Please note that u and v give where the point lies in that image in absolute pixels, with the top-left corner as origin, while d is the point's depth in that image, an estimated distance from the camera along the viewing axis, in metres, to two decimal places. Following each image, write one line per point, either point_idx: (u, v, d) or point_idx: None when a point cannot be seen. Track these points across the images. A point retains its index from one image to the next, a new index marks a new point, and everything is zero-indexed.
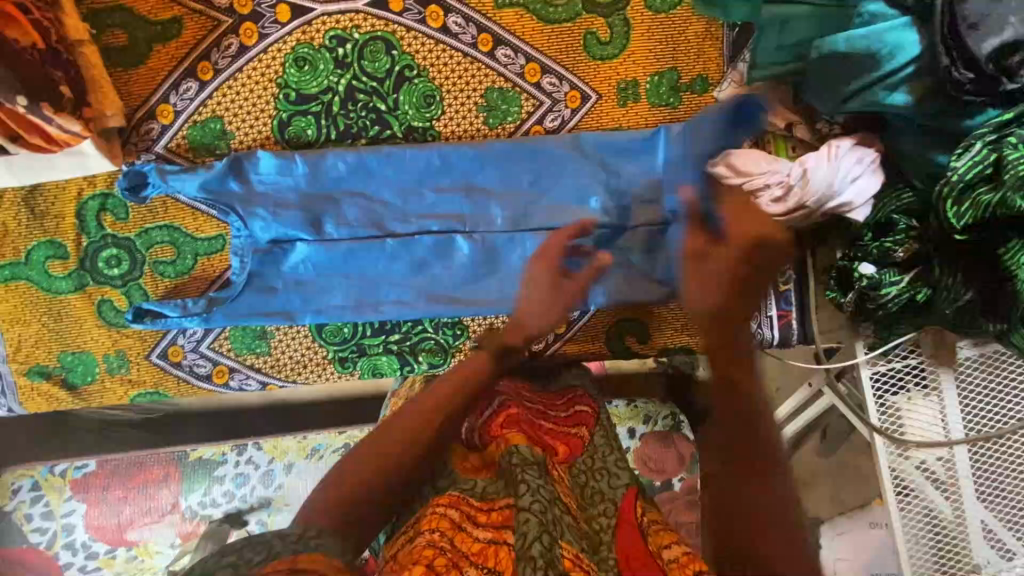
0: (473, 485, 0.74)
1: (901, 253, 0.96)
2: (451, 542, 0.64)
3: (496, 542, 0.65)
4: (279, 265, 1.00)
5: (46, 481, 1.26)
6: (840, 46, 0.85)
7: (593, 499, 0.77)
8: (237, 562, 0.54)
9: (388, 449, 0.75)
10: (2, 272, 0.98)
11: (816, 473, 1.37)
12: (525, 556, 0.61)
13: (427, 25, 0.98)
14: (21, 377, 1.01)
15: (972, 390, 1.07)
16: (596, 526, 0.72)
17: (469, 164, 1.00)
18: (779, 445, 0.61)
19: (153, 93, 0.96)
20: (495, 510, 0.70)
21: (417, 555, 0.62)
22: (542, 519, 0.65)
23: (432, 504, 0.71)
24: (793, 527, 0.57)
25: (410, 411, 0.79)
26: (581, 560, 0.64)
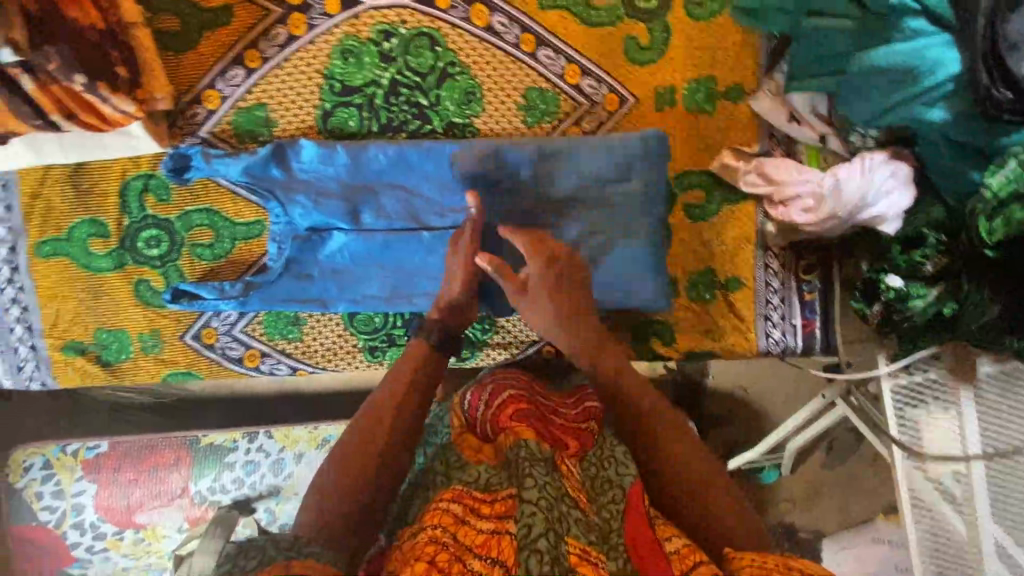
0: (477, 479, 0.82)
1: (930, 267, 0.97)
2: (454, 537, 0.71)
3: (498, 532, 0.73)
4: (317, 253, 1.02)
5: (58, 460, 1.26)
6: (880, 62, 0.87)
7: (604, 487, 0.82)
8: (231, 569, 0.63)
9: (367, 443, 0.84)
10: (43, 248, 1.00)
11: (822, 486, 1.48)
12: (531, 547, 0.66)
13: (471, 23, 1.00)
14: (55, 351, 1.02)
15: (993, 407, 1.07)
16: (607, 514, 0.77)
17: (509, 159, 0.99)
18: (668, 441, 0.88)
19: (201, 78, 0.98)
20: (498, 500, 0.78)
21: (420, 549, 0.69)
22: (547, 516, 0.69)
23: (437, 499, 0.78)
24: (708, 496, 0.83)
25: (378, 404, 0.89)
26: (590, 553, 0.69)
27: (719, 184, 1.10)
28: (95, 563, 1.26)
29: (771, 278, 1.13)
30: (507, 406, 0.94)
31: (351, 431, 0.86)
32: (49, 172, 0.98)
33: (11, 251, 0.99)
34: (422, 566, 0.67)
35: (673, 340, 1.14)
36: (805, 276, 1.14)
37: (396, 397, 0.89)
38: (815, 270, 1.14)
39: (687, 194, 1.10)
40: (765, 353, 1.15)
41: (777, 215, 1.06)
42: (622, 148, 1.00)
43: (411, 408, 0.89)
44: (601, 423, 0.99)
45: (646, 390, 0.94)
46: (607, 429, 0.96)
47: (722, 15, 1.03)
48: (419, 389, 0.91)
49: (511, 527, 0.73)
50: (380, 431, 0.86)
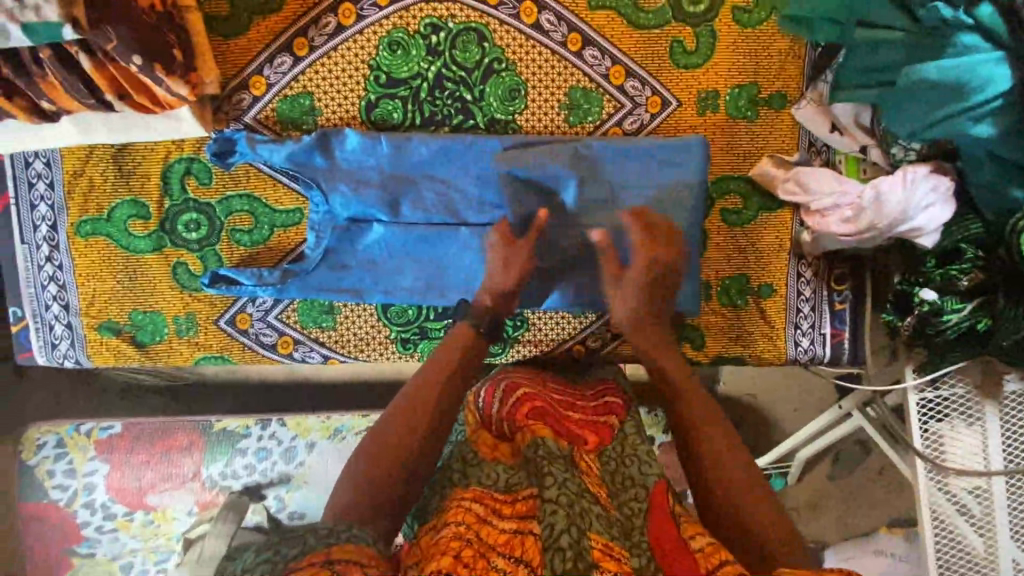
0: (496, 481, 0.82)
1: (965, 282, 0.97)
2: (477, 535, 0.71)
3: (521, 532, 0.72)
4: (355, 243, 1.02)
5: (72, 439, 1.26)
6: (930, 74, 0.87)
7: (624, 484, 0.84)
8: (274, 559, 0.64)
9: (398, 434, 0.84)
10: (85, 227, 1.01)
11: (826, 496, 1.48)
12: (554, 547, 0.66)
13: (520, 20, 1.00)
14: (91, 331, 1.04)
15: (1016, 425, 1.08)
16: (629, 511, 0.79)
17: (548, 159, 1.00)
18: (717, 444, 0.85)
19: (249, 65, 0.98)
20: (519, 501, 0.77)
21: (445, 544, 0.69)
22: (568, 513, 0.69)
23: (458, 499, 0.78)
24: (760, 499, 0.79)
25: (410, 395, 0.88)
26: (613, 549, 0.69)
27: (756, 191, 1.10)
28: (104, 542, 1.26)
29: (803, 286, 1.13)
30: (524, 402, 0.95)
31: (383, 423, 0.86)
32: (93, 152, 0.99)
33: (52, 229, 1.01)
34: (447, 561, 0.66)
35: (703, 345, 1.14)
36: (837, 285, 1.13)
37: (428, 389, 0.88)
38: (847, 280, 1.13)
39: (723, 200, 1.11)
40: (792, 361, 1.16)
41: (813, 224, 1.06)
42: (656, 152, 1.01)
43: (444, 399, 0.87)
44: (621, 417, 0.98)
45: (690, 393, 0.90)
46: (627, 425, 0.97)
47: (770, 22, 1.03)
48: (453, 380, 0.90)
49: (533, 526, 0.73)
50: (412, 422, 0.85)
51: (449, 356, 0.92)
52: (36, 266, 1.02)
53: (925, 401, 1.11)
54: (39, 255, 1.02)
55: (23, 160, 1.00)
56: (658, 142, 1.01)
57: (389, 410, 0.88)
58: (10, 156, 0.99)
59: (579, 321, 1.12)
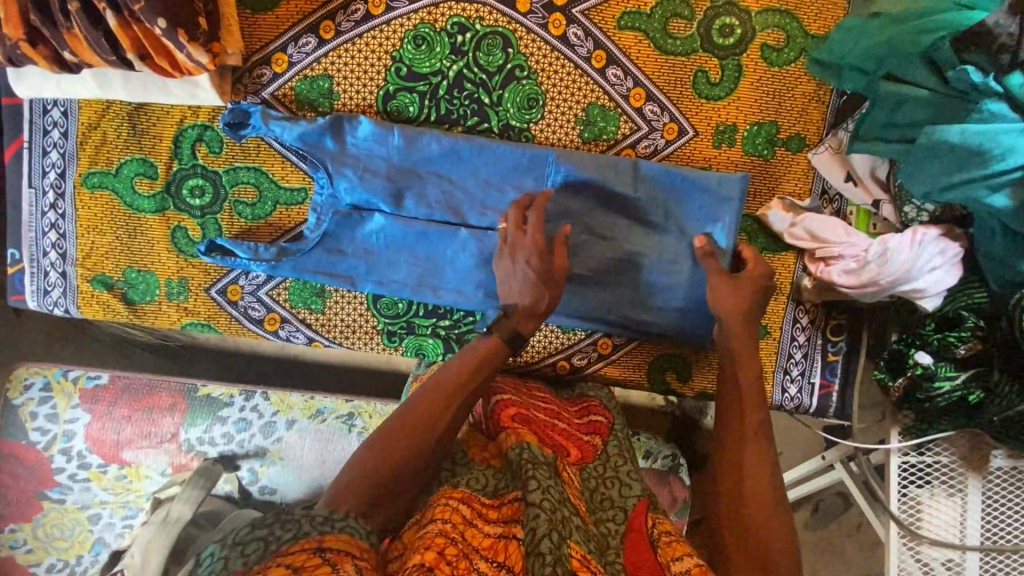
0: (484, 485, 0.81)
1: (963, 350, 0.96)
2: (463, 535, 0.69)
3: (506, 537, 0.72)
4: (355, 230, 1.02)
5: (58, 384, 1.27)
6: (953, 137, 0.85)
7: (603, 504, 0.86)
8: (268, 537, 0.64)
9: (400, 443, 0.81)
10: (91, 179, 1.02)
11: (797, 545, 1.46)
12: (535, 552, 0.65)
13: (548, 31, 1.00)
14: (84, 282, 1.04)
15: (998, 501, 1.06)
16: (605, 530, 0.80)
17: (550, 173, 1.01)
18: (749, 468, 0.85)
19: (274, 41, 0.99)
20: (505, 505, 0.78)
21: (429, 540, 0.66)
22: (550, 518, 0.69)
23: (444, 497, 0.75)
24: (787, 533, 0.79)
25: (419, 404, 0.85)
26: (590, 561, 0.69)
27: (763, 231, 1.08)
28: (74, 491, 1.25)
29: (798, 332, 1.12)
30: (511, 407, 0.93)
31: (386, 426, 0.83)
32: (109, 108, 1.00)
33: (60, 177, 1.02)
34: (431, 556, 0.63)
35: (688, 377, 1.11)
36: (833, 336, 1.12)
37: (437, 402, 0.85)
38: (843, 332, 1.12)
39: None
40: (777, 406, 1.14)
41: (816, 271, 1.05)
42: (664, 181, 1.01)
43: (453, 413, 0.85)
44: (605, 437, 0.97)
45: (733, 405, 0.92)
46: (610, 444, 0.97)
47: (798, 64, 1.02)
48: (465, 398, 0.87)
49: (518, 532, 0.73)
50: (416, 433, 0.82)
51: (465, 372, 0.89)
52: (40, 212, 1.03)
53: (908, 465, 1.08)
54: (44, 201, 1.03)
55: (41, 107, 1.01)
56: (670, 171, 1.01)
57: (394, 414, 0.85)
58: (29, 101, 1.00)
59: (568, 336, 1.11)
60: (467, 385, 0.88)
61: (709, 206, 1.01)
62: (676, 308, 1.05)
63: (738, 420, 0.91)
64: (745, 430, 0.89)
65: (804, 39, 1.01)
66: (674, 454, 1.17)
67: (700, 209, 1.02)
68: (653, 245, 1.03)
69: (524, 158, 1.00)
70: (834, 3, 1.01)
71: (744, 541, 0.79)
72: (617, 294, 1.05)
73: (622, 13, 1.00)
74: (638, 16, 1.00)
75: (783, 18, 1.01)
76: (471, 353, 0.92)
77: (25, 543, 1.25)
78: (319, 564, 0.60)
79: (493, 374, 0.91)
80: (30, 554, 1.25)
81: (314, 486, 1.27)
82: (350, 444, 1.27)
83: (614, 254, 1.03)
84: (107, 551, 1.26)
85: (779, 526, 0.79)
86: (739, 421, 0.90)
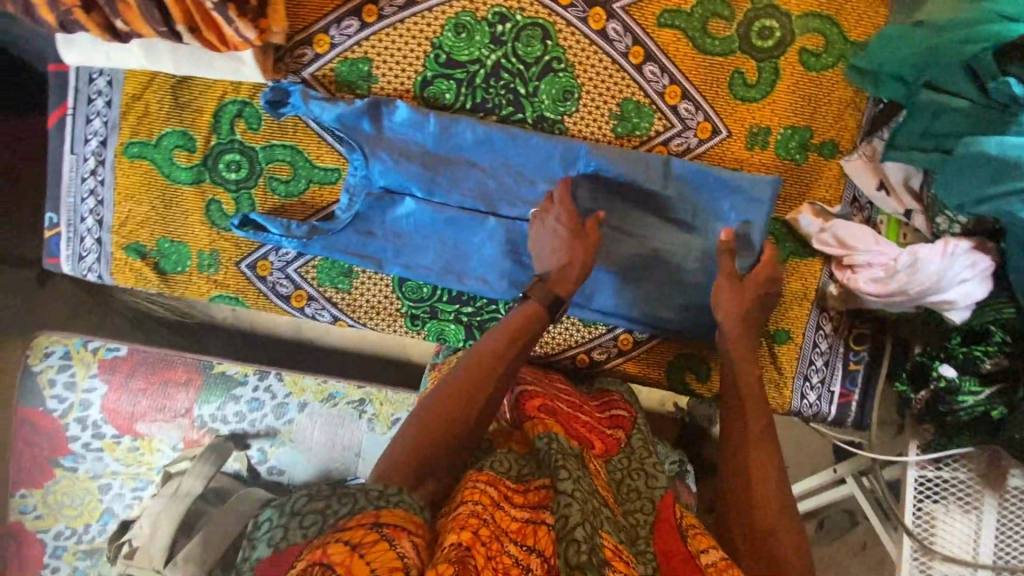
0: (508, 469, 0.81)
1: (988, 364, 0.96)
2: (492, 517, 0.70)
3: (534, 521, 0.73)
4: (386, 213, 1.04)
5: (78, 353, 1.29)
6: (991, 149, 0.85)
7: (630, 495, 0.87)
8: (325, 510, 0.66)
9: (438, 426, 0.82)
10: (132, 149, 1.04)
11: None
12: (568, 538, 0.67)
13: (587, 24, 1.01)
14: (118, 250, 1.07)
15: (1014, 521, 1.04)
16: (634, 521, 0.82)
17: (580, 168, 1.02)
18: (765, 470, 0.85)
19: (317, 22, 1.00)
20: (531, 491, 0.78)
21: (463, 520, 0.67)
22: (582, 508, 0.70)
23: (472, 480, 0.76)
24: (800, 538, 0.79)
25: (453, 385, 0.86)
26: (622, 552, 0.70)
27: (791, 235, 1.08)
28: (87, 460, 1.27)
29: (820, 339, 1.11)
30: (535, 398, 0.94)
31: (422, 409, 0.84)
32: (154, 80, 1.02)
33: (101, 145, 1.04)
34: (467, 536, 0.65)
35: (708, 377, 1.11)
36: (855, 345, 1.11)
37: (471, 384, 0.86)
38: (866, 341, 1.11)
39: None
40: (796, 413, 1.13)
41: (843, 278, 1.05)
42: (695, 178, 1.01)
43: (491, 389, 0.86)
44: (628, 432, 0.98)
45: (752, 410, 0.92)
46: (633, 438, 0.97)
47: (836, 70, 1.02)
48: (498, 378, 0.88)
49: (546, 517, 0.74)
50: (453, 414, 0.83)
51: (500, 345, 0.90)
52: (79, 178, 1.06)
53: (924, 479, 1.07)
54: (84, 168, 1.05)
55: (87, 76, 1.03)
56: (702, 169, 1.01)
57: (430, 397, 0.86)
58: (76, 70, 1.03)
59: (589, 330, 1.11)
60: (500, 365, 0.88)
61: (739, 206, 1.01)
62: (699, 307, 1.05)
63: (755, 424, 0.91)
64: (757, 428, 0.90)
65: (843, 45, 1.01)
66: (682, 459, 1.13)
67: (728, 210, 1.02)
68: (679, 243, 1.03)
69: (555, 150, 1.01)
70: (876, 11, 1.01)
71: (759, 542, 0.79)
72: (641, 290, 1.06)
73: (663, 11, 1.01)
74: (679, 14, 1.01)
75: (823, 23, 1.01)
76: (507, 323, 0.92)
77: (35, 509, 1.26)
78: (376, 540, 0.62)
79: (526, 349, 0.91)
80: (39, 520, 1.25)
81: (321, 470, 1.28)
82: (359, 430, 1.28)
83: (639, 250, 1.04)
84: (115, 521, 1.26)
85: (791, 533, 0.79)
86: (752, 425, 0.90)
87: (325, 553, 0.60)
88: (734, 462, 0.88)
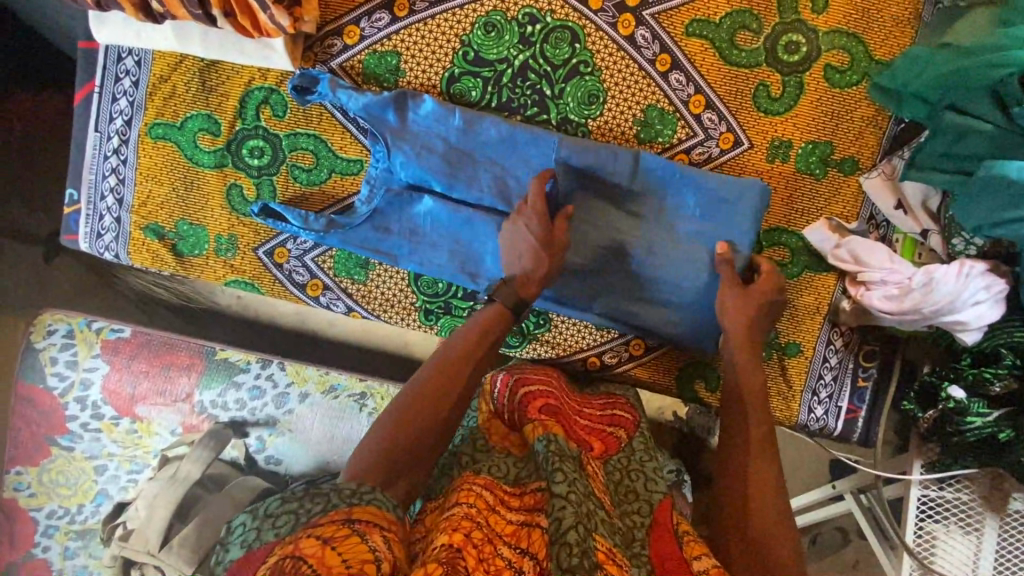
0: (505, 473, 0.82)
1: (997, 387, 0.96)
2: (486, 520, 0.70)
3: (529, 524, 0.74)
4: (404, 209, 1.04)
5: (81, 332, 1.28)
6: (1011, 172, 0.85)
7: (628, 497, 0.87)
8: (298, 509, 0.66)
9: (419, 414, 0.83)
10: (156, 130, 1.04)
11: None
12: (560, 541, 0.67)
13: (616, 30, 1.02)
14: (137, 230, 1.08)
15: (1014, 545, 1.04)
16: (629, 522, 0.82)
17: (590, 172, 1.01)
18: (771, 481, 0.85)
19: (349, 13, 1.01)
20: (527, 493, 0.79)
21: (456, 522, 0.67)
22: (576, 511, 0.71)
23: (468, 481, 0.77)
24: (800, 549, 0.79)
25: (426, 382, 0.87)
26: (615, 555, 0.70)
27: (806, 248, 1.08)
28: (84, 440, 1.25)
29: (830, 354, 1.11)
30: (537, 398, 0.92)
31: (403, 397, 0.85)
32: (182, 62, 1.02)
33: (126, 124, 1.05)
34: (458, 537, 0.65)
35: (717, 387, 1.11)
36: (864, 362, 1.12)
37: (445, 377, 0.87)
38: (875, 359, 1.11)
39: (772, 250, 1.09)
40: (802, 427, 1.14)
41: (856, 294, 1.05)
42: (676, 177, 1.01)
43: (462, 386, 0.87)
44: (629, 432, 0.97)
45: (761, 420, 0.92)
46: (635, 440, 0.97)
47: (860, 87, 1.03)
48: (473, 367, 0.90)
49: (541, 520, 0.75)
50: (431, 407, 0.84)
51: (470, 343, 0.91)
52: (102, 156, 1.06)
53: (926, 499, 1.07)
54: (107, 146, 1.06)
55: (116, 54, 1.04)
56: (679, 169, 1.01)
57: (402, 395, 0.86)
58: (106, 48, 1.03)
59: (601, 333, 1.12)
60: (477, 354, 0.90)
61: (750, 213, 1.00)
62: (712, 317, 1.03)
63: (757, 431, 0.91)
64: (766, 439, 0.90)
65: (868, 63, 1.02)
66: (679, 470, 1.12)
67: (744, 220, 1.00)
68: (696, 249, 1.01)
69: (573, 150, 1.00)
70: (902, 31, 1.02)
71: (754, 552, 0.78)
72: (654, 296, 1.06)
73: (691, 20, 1.02)
74: (707, 24, 1.02)
75: (849, 41, 1.02)
76: (476, 323, 0.94)
77: (29, 487, 1.25)
78: (349, 534, 0.61)
79: (494, 347, 0.93)
80: (32, 498, 1.24)
81: (318, 463, 1.26)
82: (359, 424, 1.27)
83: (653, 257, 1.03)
84: (109, 503, 1.24)
85: (798, 548, 0.78)
86: (760, 435, 0.91)
87: (296, 547, 0.59)
88: (738, 472, 0.87)
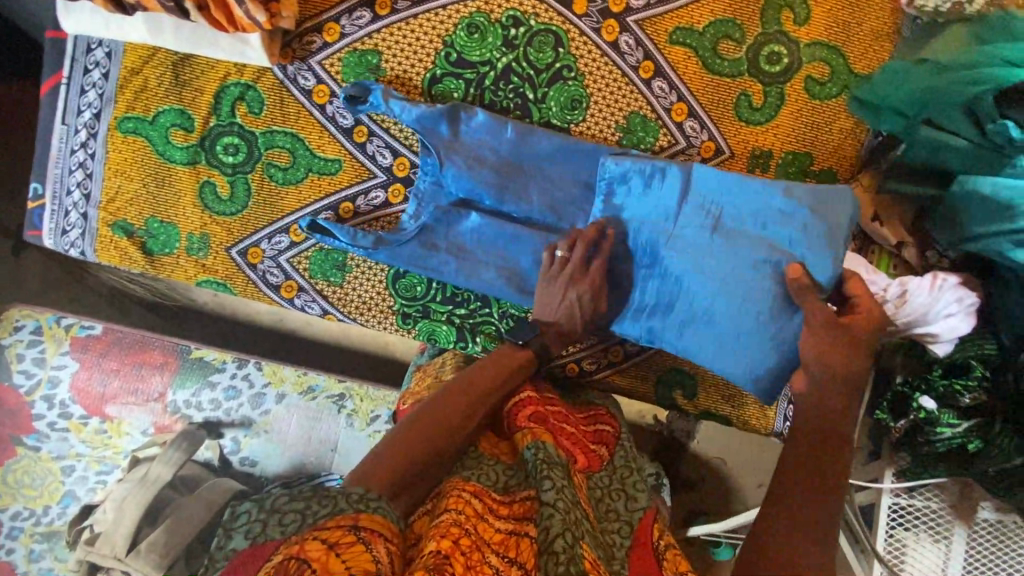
0: (494, 480, 0.80)
1: (967, 399, 0.97)
2: (475, 528, 0.69)
3: (517, 533, 0.72)
4: (452, 226, 1.02)
5: (49, 329, 1.24)
6: (984, 187, 0.88)
7: (609, 517, 0.85)
8: (304, 509, 0.61)
9: (433, 427, 0.80)
10: (127, 124, 1.01)
11: None
12: (548, 550, 0.67)
13: (600, 35, 1.01)
14: (104, 227, 1.05)
15: (982, 556, 1.05)
16: (610, 539, 0.81)
17: (632, 178, 0.95)
18: None
19: (329, 9, 0.98)
20: (516, 502, 0.77)
21: (444, 528, 0.66)
22: (565, 518, 0.70)
23: (456, 488, 0.74)
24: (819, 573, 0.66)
25: (446, 398, 0.84)
26: (599, 565, 0.70)
27: None
28: (51, 440, 1.21)
29: None
30: (527, 406, 0.91)
31: (419, 410, 0.82)
32: (155, 55, 1.00)
33: (95, 117, 1.02)
34: (446, 544, 0.63)
35: (695, 395, 1.12)
36: None
37: (466, 398, 0.85)
38: None
39: None
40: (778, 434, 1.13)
41: None
42: (728, 189, 0.94)
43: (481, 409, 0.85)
44: (612, 450, 0.96)
45: None
46: (616, 456, 0.95)
47: (840, 99, 1.03)
48: (495, 398, 0.88)
49: (529, 530, 0.74)
50: (445, 427, 0.81)
51: (493, 373, 0.90)
52: (69, 149, 1.03)
53: (898, 507, 1.09)
54: (75, 139, 1.02)
55: (85, 45, 1.00)
56: (734, 177, 0.95)
57: (420, 407, 0.83)
58: (74, 38, 1.00)
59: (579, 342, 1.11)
60: (498, 384, 0.89)
61: (813, 221, 0.90)
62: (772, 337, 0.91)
63: None
64: None
65: (847, 75, 1.03)
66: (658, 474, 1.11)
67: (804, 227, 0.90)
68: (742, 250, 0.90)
69: (614, 159, 0.96)
70: (880, 45, 1.03)
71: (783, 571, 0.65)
72: None
73: (675, 28, 1.01)
74: (690, 33, 1.02)
75: (830, 53, 1.02)
76: (504, 360, 0.93)
77: None
78: (354, 542, 0.58)
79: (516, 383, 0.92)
80: None
81: (294, 464, 1.23)
82: (336, 425, 1.25)
83: None
84: (77, 504, 1.19)
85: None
86: (817, 455, 0.76)
87: (302, 548, 0.57)
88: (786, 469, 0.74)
